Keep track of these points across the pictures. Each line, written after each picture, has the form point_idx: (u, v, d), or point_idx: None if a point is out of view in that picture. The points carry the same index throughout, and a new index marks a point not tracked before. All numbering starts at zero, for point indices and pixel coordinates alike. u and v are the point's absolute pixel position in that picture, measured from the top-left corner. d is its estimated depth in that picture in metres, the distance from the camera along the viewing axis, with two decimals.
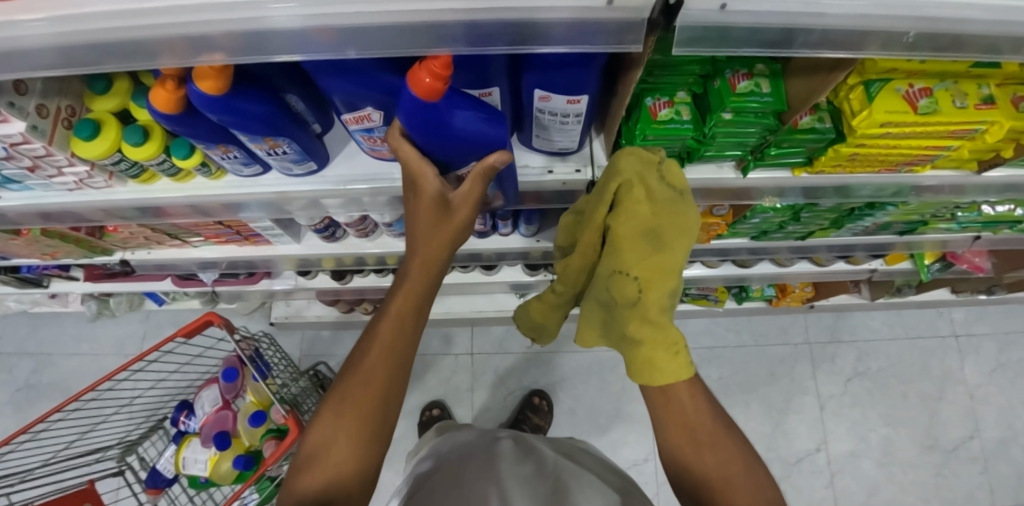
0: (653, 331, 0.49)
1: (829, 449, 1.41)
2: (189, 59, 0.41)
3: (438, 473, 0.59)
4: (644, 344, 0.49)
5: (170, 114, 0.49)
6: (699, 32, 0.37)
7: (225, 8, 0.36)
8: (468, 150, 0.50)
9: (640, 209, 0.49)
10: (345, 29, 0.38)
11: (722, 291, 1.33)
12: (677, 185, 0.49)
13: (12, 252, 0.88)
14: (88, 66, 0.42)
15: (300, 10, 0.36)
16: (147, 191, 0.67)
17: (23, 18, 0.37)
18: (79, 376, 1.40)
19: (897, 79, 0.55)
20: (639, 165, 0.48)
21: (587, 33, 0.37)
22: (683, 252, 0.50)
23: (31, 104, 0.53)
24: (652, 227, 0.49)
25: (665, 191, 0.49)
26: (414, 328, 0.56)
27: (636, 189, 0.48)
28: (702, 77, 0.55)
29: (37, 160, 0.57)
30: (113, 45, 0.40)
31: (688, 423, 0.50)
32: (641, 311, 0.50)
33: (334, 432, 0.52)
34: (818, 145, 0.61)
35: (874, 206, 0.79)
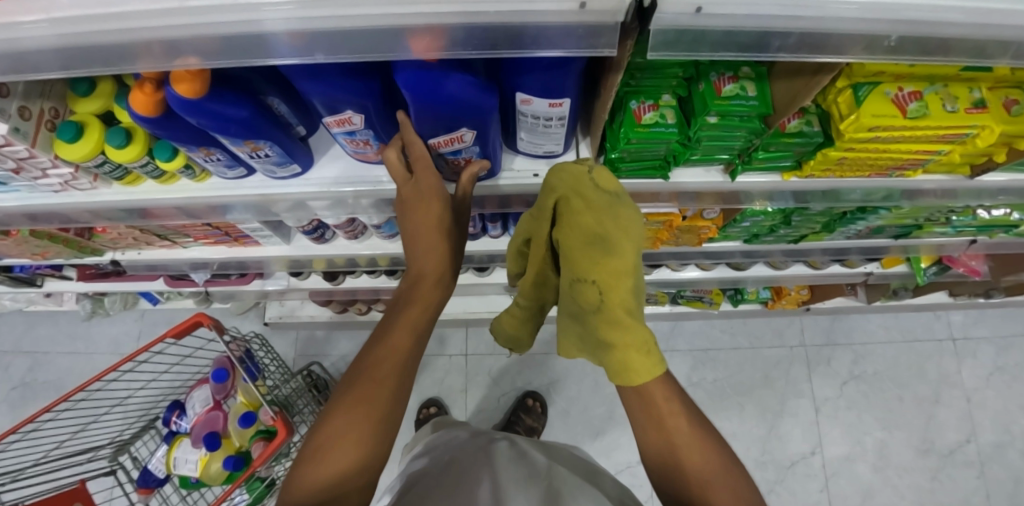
0: (624, 334, 0.46)
1: (824, 452, 1.40)
2: (164, 63, 0.41)
3: (428, 477, 0.57)
4: (616, 348, 0.46)
5: (150, 117, 0.48)
6: (673, 35, 0.37)
7: (198, 12, 0.36)
8: (435, 120, 0.48)
9: (581, 217, 0.47)
10: (318, 33, 0.38)
11: (717, 293, 1.33)
12: (610, 186, 0.47)
13: (3, 252, 0.88)
14: (64, 69, 0.42)
15: (287, 14, 0.36)
16: (132, 193, 0.67)
17: (23, 19, 0.37)
18: (73, 374, 1.40)
19: (886, 82, 0.55)
20: (574, 175, 0.47)
21: (563, 37, 0.37)
22: (635, 250, 0.47)
23: (13, 106, 0.53)
24: (596, 234, 0.47)
25: (601, 194, 0.47)
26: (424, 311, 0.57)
27: (572, 198, 0.47)
28: (687, 80, 0.55)
29: (21, 162, 0.57)
30: (91, 49, 0.39)
31: (663, 427, 0.47)
32: (606, 317, 0.46)
33: (344, 428, 0.48)
34: (806, 149, 0.60)
35: (866, 210, 0.78)
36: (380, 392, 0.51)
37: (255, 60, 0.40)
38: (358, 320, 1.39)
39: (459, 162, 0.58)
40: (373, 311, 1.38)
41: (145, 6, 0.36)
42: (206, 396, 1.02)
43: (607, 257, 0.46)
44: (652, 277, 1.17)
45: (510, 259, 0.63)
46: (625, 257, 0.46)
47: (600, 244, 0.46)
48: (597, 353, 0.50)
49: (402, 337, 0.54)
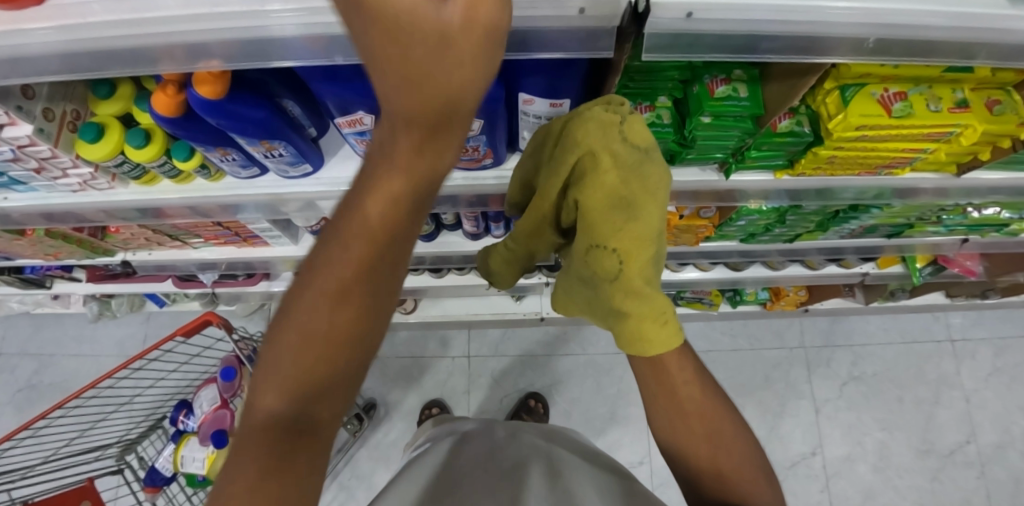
0: (641, 304, 0.48)
1: (824, 453, 1.41)
2: (189, 65, 0.43)
3: (432, 459, 0.59)
4: (631, 317, 0.49)
5: (171, 117, 0.51)
6: (667, 39, 0.39)
7: (218, 15, 0.39)
8: None
9: (608, 179, 0.46)
10: (334, 38, 0.40)
11: (716, 295, 1.35)
12: (642, 145, 0.46)
13: (16, 252, 0.90)
14: (91, 71, 0.44)
15: (299, 20, 0.39)
16: (148, 192, 0.70)
17: (31, 26, 0.39)
18: (79, 376, 1.41)
19: (873, 83, 0.58)
20: (607, 126, 0.45)
21: (563, 41, 0.39)
22: (656, 216, 0.48)
23: (38, 108, 0.56)
24: (620, 196, 0.47)
25: (635, 154, 0.46)
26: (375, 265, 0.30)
27: (601, 156, 0.46)
28: (683, 82, 0.57)
29: (42, 161, 0.60)
30: (117, 52, 0.42)
31: (676, 398, 0.49)
32: (625, 284, 0.48)
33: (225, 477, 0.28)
34: (797, 149, 0.63)
35: (858, 209, 0.81)
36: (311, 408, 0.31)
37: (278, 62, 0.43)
38: None
39: (468, 151, 0.59)
40: None
41: (172, 13, 0.39)
42: (213, 395, 1.03)
43: (628, 222, 0.47)
44: None
45: (512, 193, 0.62)
46: (646, 223, 0.47)
47: (623, 209, 0.47)
48: (609, 319, 0.52)
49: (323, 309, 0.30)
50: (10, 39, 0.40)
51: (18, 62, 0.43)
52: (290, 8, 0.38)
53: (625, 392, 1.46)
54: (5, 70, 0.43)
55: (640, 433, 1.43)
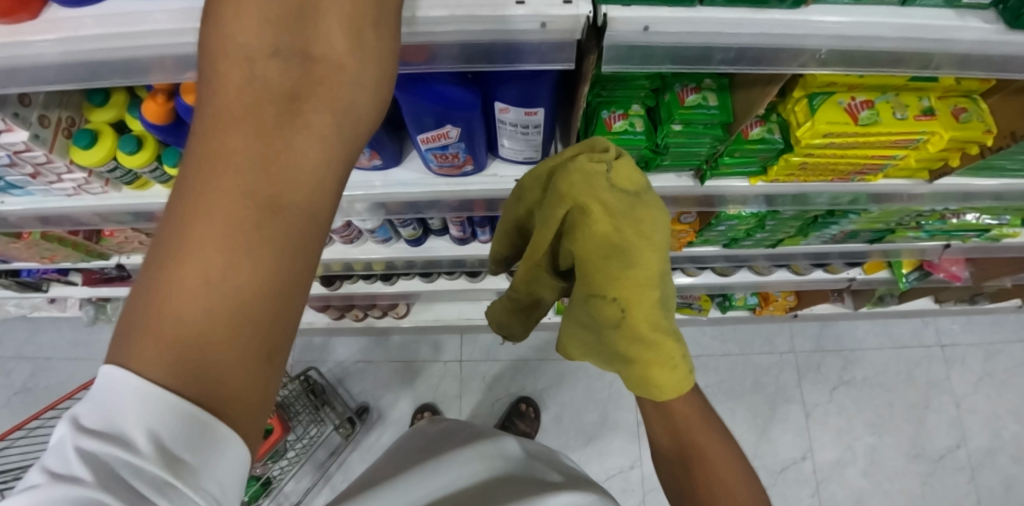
0: (648, 351, 0.49)
1: (815, 457, 1.41)
2: (176, 76, 0.45)
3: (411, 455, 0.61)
4: (638, 362, 0.50)
5: (160, 125, 0.53)
6: (624, 51, 0.41)
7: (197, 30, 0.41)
8: (428, 113, 0.53)
9: (601, 228, 0.47)
10: None
11: (705, 300, 1.36)
12: (632, 188, 0.48)
13: (13, 256, 0.92)
14: (84, 81, 0.46)
15: None
16: (140, 197, 0.71)
17: (34, 38, 0.42)
18: (74, 380, 1.43)
19: (839, 92, 0.60)
20: (593, 175, 0.46)
21: (527, 54, 0.41)
22: (655, 260, 0.48)
23: (34, 114, 0.58)
24: (613, 244, 0.48)
25: (625, 198, 0.47)
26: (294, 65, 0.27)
27: (593, 207, 0.47)
28: (655, 91, 0.59)
29: (38, 166, 0.63)
30: (110, 63, 0.44)
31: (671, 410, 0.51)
32: (631, 328, 0.49)
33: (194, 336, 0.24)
34: (769, 155, 0.65)
35: (836, 213, 0.82)
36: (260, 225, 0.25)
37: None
38: (355, 326, 1.42)
39: (448, 157, 0.61)
40: (369, 317, 1.42)
41: (160, 27, 0.41)
42: None
43: (626, 271, 0.48)
44: None
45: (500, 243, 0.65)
46: (645, 267, 0.48)
47: (619, 256, 0.48)
48: (617, 362, 0.54)
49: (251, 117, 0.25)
50: (14, 50, 0.43)
51: (15, 73, 0.45)
52: None
53: (616, 396, 1.47)
54: (2, 79, 0.45)
55: (631, 437, 1.43)
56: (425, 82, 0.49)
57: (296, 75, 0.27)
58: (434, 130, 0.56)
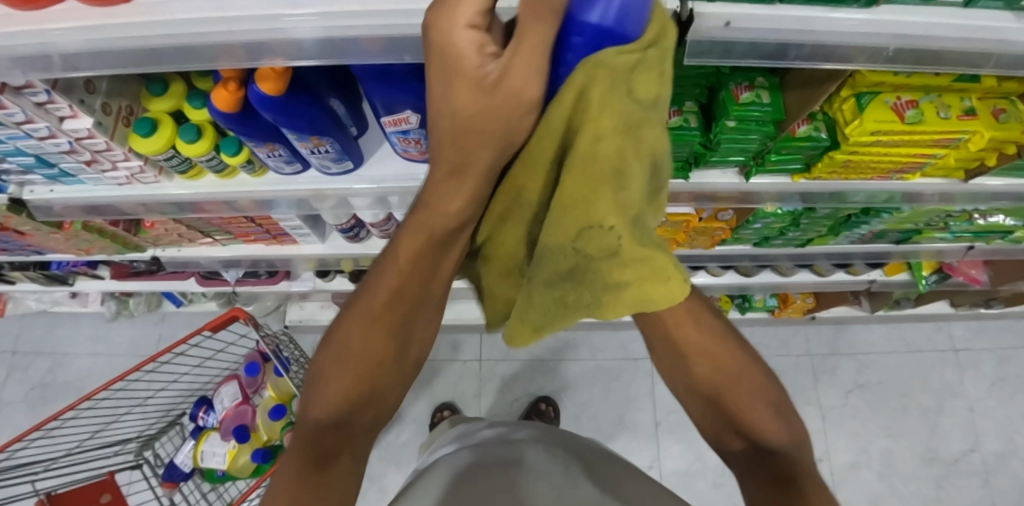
0: (643, 271, 0.31)
1: (831, 459, 1.42)
2: (250, 63, 0.46)
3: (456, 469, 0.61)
4: (631, 288, 0.32)
5: (230, 113, 0.54)
6: (706, 45, 0.43)
7: (251, 18, 0.42)
8: None
9: (602, 142, 0.28)
10: (390, 39, 0.43)
11: (725, 301, 1.37)
12: (644, 93, 0.27)
13: (49, 247, 0.93)
14: (156, 65, 0.46)
15: (321, 23, 0.42)
16: (194, 186, 0.72)
17: (50, 27, 0.42)
18: (92, 375, 1.42)
19: (885, 92, 0.62)
20: (603, 75, 0.26)
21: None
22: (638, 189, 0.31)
23: (98, 101, 0.59)
24: (612, 160, 0.29)
25: (632, 106, 0.28)
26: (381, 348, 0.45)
27: (589, 121, 0.27)
28: (708, 89, 0.61)
29: (96, 154, 0.63)
30: (171, 49, 0.44)
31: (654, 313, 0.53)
32: (609, 271, 0.32)
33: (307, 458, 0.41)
34: (814, 152, 0.66)
35: (869, 213, 0.84)
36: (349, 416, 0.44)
37: (322, 59, 0.46)
38: None
39: None
40: None
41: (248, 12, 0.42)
42: (234, 392, 1.03)
43: (617, 198, 0.30)
44: None
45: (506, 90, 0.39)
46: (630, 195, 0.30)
47: (613, 183, 0.29)
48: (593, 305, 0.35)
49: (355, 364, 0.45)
50: (30, 40, 0.43)
51: (74, 59, 0.44)
52: (308, 13, 0.42)
53: (634, 397, 1.48)
54: (48, 70, 0.45)
55: (649, 437, 1.44)
56: None
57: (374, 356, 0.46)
58: None
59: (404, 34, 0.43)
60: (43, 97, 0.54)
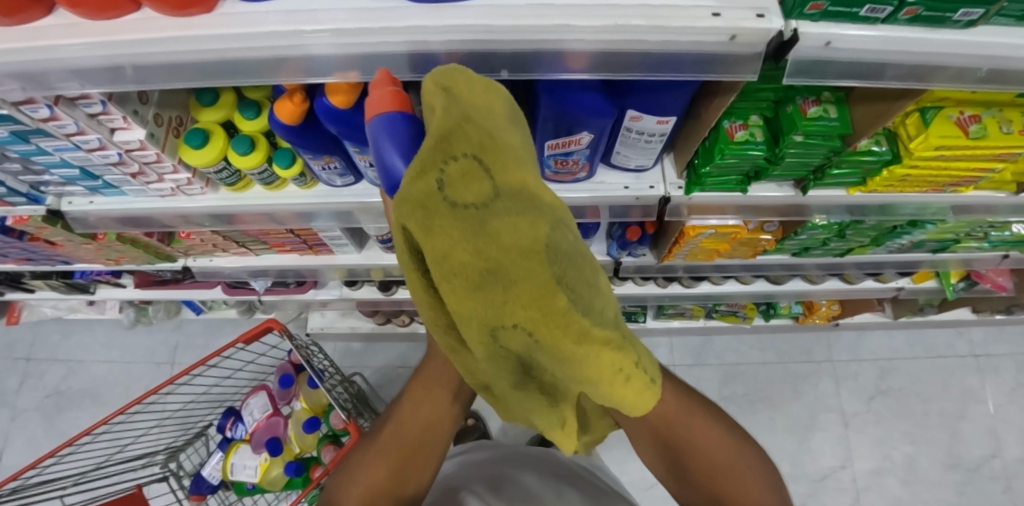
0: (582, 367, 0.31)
1: (854, 466, 1.42)
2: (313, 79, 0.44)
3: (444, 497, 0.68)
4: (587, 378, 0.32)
5: (293, 125, 0.53)
6: (806, 64, 0.43)
7: (268, 35, 0.39)
8: (558, 122, 0.54)
9: (453, 251, 0.26)
10: (471, 53, 0.41)
11: (751, 308, 1.37)
12: (478, 189, 0.25)
13: (78, 256, 0.91)
14: (225, 79, 0.43)
15: (334, 40, 0.40)
16: (238, 199, 0.70)
17: (64, 42, 0.40)
18: (108, 383, 1.39)
19: (949, 106, 0.61)
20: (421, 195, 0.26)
21: (685, 64, 0.42)
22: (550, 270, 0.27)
23: (150, 112, 0.57)
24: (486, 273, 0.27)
25: (468, 207, 0.25)
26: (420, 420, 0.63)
27: (434, 235, 0.27)
28: (774, 102, 0.61)
29: (144, 165, 0.61)
30: (249, 62, 0.42)
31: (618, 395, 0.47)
32: (562, 358, 0.30)
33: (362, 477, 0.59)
34: (874, 166, 0.66)
35: (915, 225, 0.83)
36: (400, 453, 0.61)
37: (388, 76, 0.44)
38: (398, 332, 1.39)
39: (568, 163, 0.62)
40: (414, 322, 1.39)
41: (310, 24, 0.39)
42: (264, 403, 1.02)
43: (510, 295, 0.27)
44: (693, 291, 1.20)
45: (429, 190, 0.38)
46: (538, 277, 0.26)
47: (493, 284, 0.27)
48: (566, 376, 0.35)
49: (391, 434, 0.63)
50: (45, 54, 0.41)
51: (151, 72, 0.43)
52: (322, 29, 0.39)
53: None
54: (109, 80, 0.43)
55: None
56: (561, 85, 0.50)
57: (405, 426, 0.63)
58: (564, 136, 0.56)
59: (499, 53, 0.41)
60: (97, 108, 0.52)
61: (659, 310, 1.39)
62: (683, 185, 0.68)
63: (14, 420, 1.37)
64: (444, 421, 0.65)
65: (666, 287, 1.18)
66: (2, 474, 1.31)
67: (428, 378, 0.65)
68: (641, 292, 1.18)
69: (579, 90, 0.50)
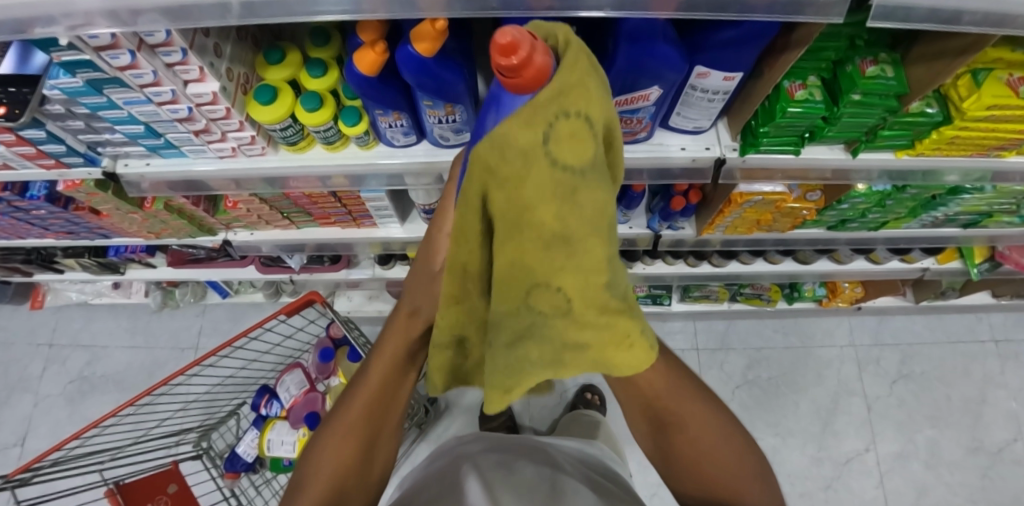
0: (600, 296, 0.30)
1: (878, 449, 1.43)
2: (399, 15, 0.44)
3: (436, 476, 0.67)
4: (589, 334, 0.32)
5: (370, 75, 0.53)
6: (889, 8, 0.44)
7: None
8: (630, 76, 0.55)
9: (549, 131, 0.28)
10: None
11: (775, 291, 1.40)
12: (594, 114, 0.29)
13: (120, 228, 0.92)
14: (307, 14, 0.44)
15: None
16: (298, 159, 0.70)
17: None
18: (133, 368, 1.38)
19: (999, 68, 0.62)
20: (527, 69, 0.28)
21: (774, 6, 0.43)
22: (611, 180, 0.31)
23: (223, 66, 0.58)
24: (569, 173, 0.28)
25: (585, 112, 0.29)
26: (402, 379, 0.57)
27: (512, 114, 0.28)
28: (833, 63, 0.62)
29: (211, 122, 0.62)
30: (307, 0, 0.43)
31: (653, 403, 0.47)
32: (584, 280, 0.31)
33: (339, 450, 0.53)
34: (924, 128, 0.67)
35: (954, 193, 0.85)
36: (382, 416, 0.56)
37: (475, 11, 0.44)
38: None
39: (631, 121, 0.64)
40: None
41: None
42: (300, 380, 1.03)
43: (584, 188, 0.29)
44: (723, 271, 1.21)
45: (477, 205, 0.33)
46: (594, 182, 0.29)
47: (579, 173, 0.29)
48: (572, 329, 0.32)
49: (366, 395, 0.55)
50: None
51: (251, 8, 0.43)
52: None
53: None
54: (188, 17, 0.44)
55: None
56: (638, 34, 0.50)
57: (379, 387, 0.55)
58: (633, 92, 0.58)
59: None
60: (177, 56, 0.52)
61: (685, 292, 1.40)
62: (737, 148, 0.69)
63: (38, 405, 1.35)
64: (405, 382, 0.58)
65: (697, 266, 1.19)
66: (25, 460, 1.29)
67: (391, 341, 0.55)
68: (671, 271, 1.19)
69: (655, 40, 0.51)
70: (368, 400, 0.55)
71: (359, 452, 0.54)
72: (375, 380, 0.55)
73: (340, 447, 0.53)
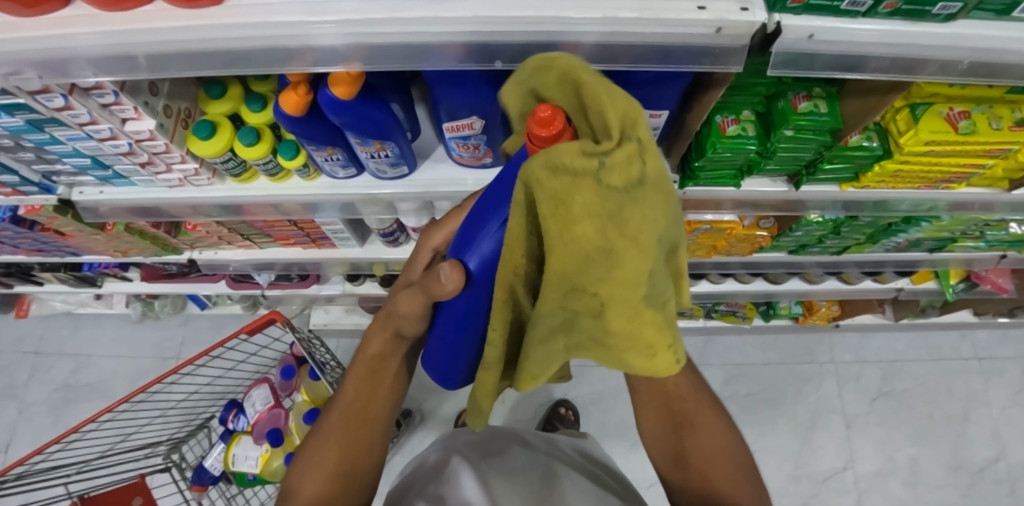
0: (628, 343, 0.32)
1: (856, 467, 1.41)
2: (315, 68, 0.46)
3: (426, 470, 0.66)
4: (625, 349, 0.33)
5: (295, 115, 0.54)
6: (792, 57, 0.45)
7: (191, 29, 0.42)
8: None
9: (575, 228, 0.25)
10: (465, 46, 0.44)
11: (750, 308, 1.39)
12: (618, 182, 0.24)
13: (88, 247, 0.94)
14: (218, 68, 0.46)
15: (343, 29, 0.41)
16: (244, 190, 0.72)
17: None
18: (116, 376, 1.41)
19: (939, 102, 0.61)
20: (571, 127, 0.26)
21: (672, 56, 0.44)
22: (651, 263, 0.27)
23: (160, 103, 0.59)
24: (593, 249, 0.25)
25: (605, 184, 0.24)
26: (384, 383, 0.60)
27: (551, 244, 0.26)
28: (767, 98, 0.62)
29: (153, 155, 0.63)
30: (216, 55, 0.44)
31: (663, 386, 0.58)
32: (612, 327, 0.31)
33: (329, 450, 0.57)
34: (866, 161, 0.66)
35: (909, 221, 0.84)
36: (372, 419, 0.60)
37: (387, 63, 0.45)
38: None
39: (470, 147, 0.63)
40: None
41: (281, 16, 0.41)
42: (266, 395, 1.05)
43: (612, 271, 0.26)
44: (692, 290, 1.20)
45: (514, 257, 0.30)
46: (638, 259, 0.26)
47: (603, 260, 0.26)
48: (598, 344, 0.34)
49: (353, 397, 0.60)
50: None
51: (162, 62, 0.45)
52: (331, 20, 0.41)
53: None
54: (105, 67, 0.45)
55: None
56: None
57: (363, 389, 0.60)
58: None
59: (502, 42, 0.43)
60: (110, 98, 0.54)
61: None
62: (677, 180, 0.70)
63: (22, 412, 1.39)
64: (391, 387, 0.61)
65: None
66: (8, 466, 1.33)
67: (369, 352, 0.60)
68: None
69: None
70: (351, 404, 0.60)
71: (344, 452, 0.57)
72: (361, 381, 0.60)
73: (325, 455, 0.57)
